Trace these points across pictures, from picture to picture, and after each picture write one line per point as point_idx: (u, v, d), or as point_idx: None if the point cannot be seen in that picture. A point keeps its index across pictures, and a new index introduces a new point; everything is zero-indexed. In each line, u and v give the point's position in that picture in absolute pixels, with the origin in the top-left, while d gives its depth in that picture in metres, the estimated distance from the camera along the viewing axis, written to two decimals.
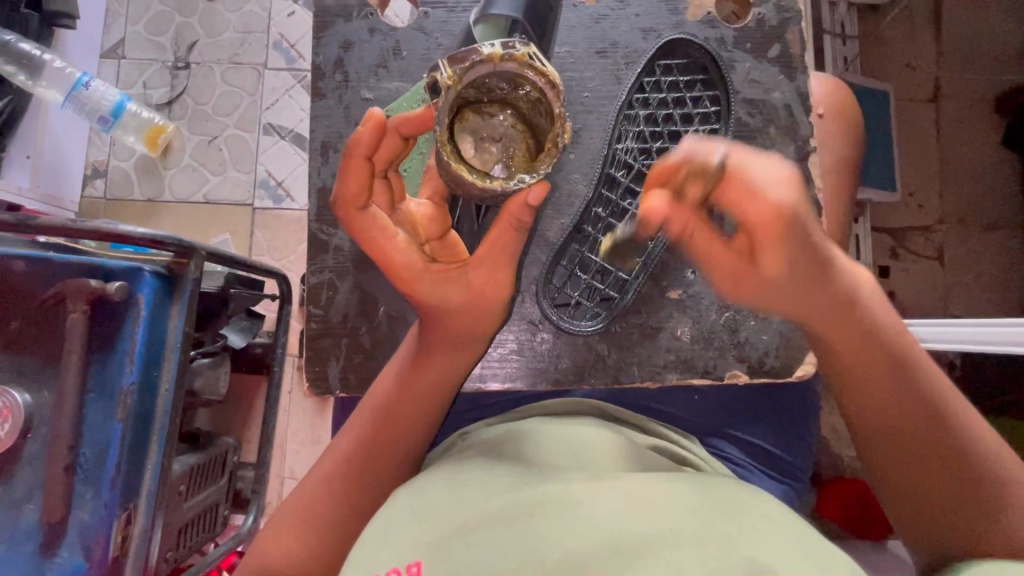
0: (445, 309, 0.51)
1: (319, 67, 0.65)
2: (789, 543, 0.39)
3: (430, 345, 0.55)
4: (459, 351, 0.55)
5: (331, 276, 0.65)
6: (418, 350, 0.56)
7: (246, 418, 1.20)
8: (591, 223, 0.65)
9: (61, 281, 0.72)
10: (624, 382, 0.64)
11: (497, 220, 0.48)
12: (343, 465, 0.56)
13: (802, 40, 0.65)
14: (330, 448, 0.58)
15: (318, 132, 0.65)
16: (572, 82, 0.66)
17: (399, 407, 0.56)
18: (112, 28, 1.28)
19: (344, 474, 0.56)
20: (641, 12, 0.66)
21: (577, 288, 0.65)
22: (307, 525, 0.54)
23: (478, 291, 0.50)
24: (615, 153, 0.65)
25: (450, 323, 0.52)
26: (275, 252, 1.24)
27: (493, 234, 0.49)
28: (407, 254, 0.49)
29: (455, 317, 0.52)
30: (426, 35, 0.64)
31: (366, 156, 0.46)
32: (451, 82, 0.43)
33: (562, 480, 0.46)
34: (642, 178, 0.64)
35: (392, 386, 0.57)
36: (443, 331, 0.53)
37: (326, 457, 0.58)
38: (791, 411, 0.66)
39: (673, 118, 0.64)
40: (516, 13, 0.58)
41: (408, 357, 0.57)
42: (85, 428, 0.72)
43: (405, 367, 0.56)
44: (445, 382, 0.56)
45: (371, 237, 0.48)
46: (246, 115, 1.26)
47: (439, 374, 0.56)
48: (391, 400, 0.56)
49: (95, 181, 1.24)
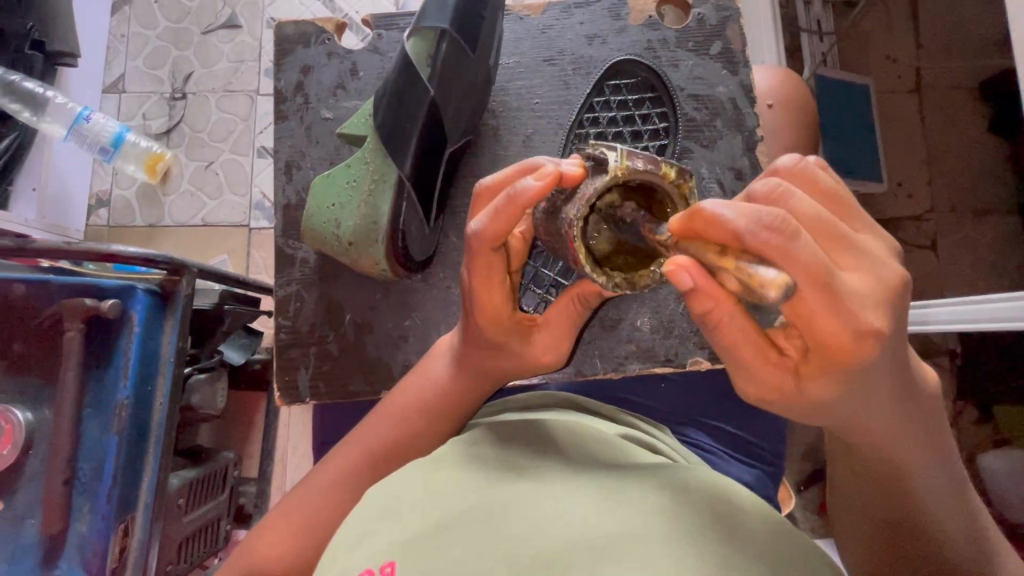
0: (502, 360, 0.57)
1: (282, 91, 0.68)
2: (747, 538, 0.40)
3: (474, 376, 0.59)
4: (486, 381, 0.59)
5: (298, 288, 0.67)
6: (460, 389, 0.59)
7: (245, 435, 1.22)
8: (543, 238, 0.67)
9: (58, 301, 0.75)
10: (587, 374, 0.65)
11: (566, 292, 0.54)
12: (343, 473, 0.57)
13: (741, 38, 0.67)
14: (331, 459, 0.59)
15: (282, 152, 0.68)
16: (522, 90, 0.68)
17: (421, 430, 0.58)
18: (112, 65, 1.34)
19: (344, 481, 0.57)
20: (585, 20, 0.68)
21: (531, 302, 0.67)
22: (305, 534, 0.55)
23: (539, 352, 0.56)
24: None
25: (493, 363, 0.58)
26: (269, 270, 1.27)
27: (558, 305, 0.55)
28: (503, 305, 0.53)
29: (501, 356, 0.57)
30: (381, 56, 0.67)
31: (524, 208, 0.44)
32: (621, 173, 0.41)
33: (535, 478, 0.45)
34: None
35: (413, 407, 0.59)
36: (484, 369, 0.58)
37: (330, 464, 0.58)
38: None
39: (622, 135, 0.65)
40: (445, 23, 0.56)
41: (450, 388, 0.59)
42: (82, 443, 0.75)
43: (429, 390, 0.59)
44: (466, 405, 0.60)
45: (484, 278, 0.50)
46: (239, 140, 1.31)
47: (472, 403, 0.60)
48: (410, 416, 0.59)
49: (98, 211, 1.29)
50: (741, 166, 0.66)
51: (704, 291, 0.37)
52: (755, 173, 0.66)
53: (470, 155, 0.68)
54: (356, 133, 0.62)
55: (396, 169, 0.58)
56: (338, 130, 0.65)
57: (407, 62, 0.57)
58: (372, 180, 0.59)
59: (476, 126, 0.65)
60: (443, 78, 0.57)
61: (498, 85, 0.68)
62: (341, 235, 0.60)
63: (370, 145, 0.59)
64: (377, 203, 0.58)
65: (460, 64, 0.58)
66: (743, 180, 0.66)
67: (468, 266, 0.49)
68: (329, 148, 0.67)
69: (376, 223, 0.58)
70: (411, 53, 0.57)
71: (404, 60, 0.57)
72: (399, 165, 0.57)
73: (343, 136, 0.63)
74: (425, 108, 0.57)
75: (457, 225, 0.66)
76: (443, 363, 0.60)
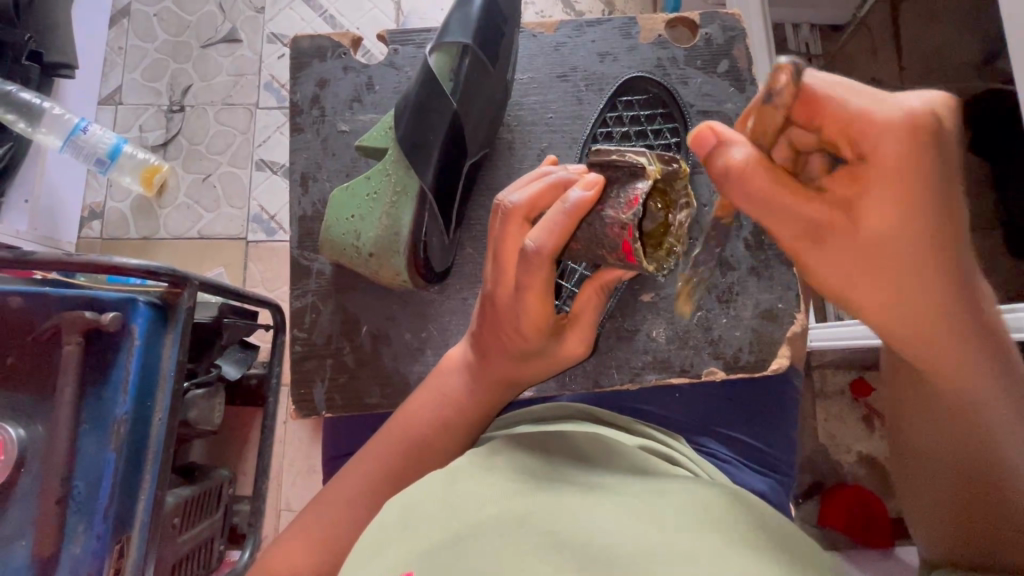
0: (530, 368, 0.59)
1: (297, 103, 0.68)
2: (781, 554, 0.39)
3: (493, 387, 0.59)
4: (506, 389, 0.60)
5: (313, 299, 0.67)
6: (481, 398, 0.59)
7: (242, 452, 1.19)
8: None
9: (56, 314, 0.73)
10: (604, 385, 0.66)
11: (588, 285, 0.57)
12: (363, 485, 0.56)
13: (747, 57, 0.69)
14: (348, 472, 0.57)
15: (298, 164, 0.68)
16: (536, 105, 0.70)
17: (438, 445, 0.57)
18: (109, 76, 1.33)
19: (367, 494, 0.55)
20: (597, 38, 0.70)
21: None
22: (327, 546, 0.53)
23: (570, 348, 0.59)
24: None
25: (517, 370, 0.59)
26: (269, 283, 1.26)
27: (584, 297, 0.58)
28: (544, 310, 0.55)
29: (533, 362, 0.59)
30: (397, 71, 0.68)
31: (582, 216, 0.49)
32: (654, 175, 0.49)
33: (554, 494, 0.45)
34: None
35: (432, 421, 0.58)
36: (507, 378, 0.59)
37: (345, 479, 0.56)
38: (773, 404, 0.65)
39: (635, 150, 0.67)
40: (467, 39, 0.58)
41: (473, 397, 0.59)
42: (78, 461, 0.73)
43: (449, 407, 0.59)
44: (485, 416, 0.60)
45: (538, 287, 0.53)
46: (238, 152, 1.31)
47: (491, 411, 0.60)
48: (427, 437, 0.57)
49: (91, 223, 1.27)
50: None
51: (733, 148, 0.42)
52: None
53: (486, 169, 0.68)
54: (374, 146, 0.62)
55: (417, 180, 0.58)
56: (356, 143, 0.65)
57: (430, 75, 0.58)
58: (394, 192, 0.59)
59: (492, 139, 0.66)
60: (464, 91, 0.58)
61: (514, 100, 0.69)
62: (362, 246, 0.60)
63: (391, 157, 0.60)
64: (398, 214, 0.58)
65: (479, 78, 0.59)
66: None
67: (525, 281, 0.53)
68: (346, 160, 0.67)
69: (396, 234, 0.59)
70: (434, 68, 0.58)
71: (426, 72, 0.58)
72: (421, 176, 0.57)
73: (361, 148, 0.63)
74: (447, 121, 0.57)
75: (474, 238, 0.67)
76: (458, 380, 0.60)
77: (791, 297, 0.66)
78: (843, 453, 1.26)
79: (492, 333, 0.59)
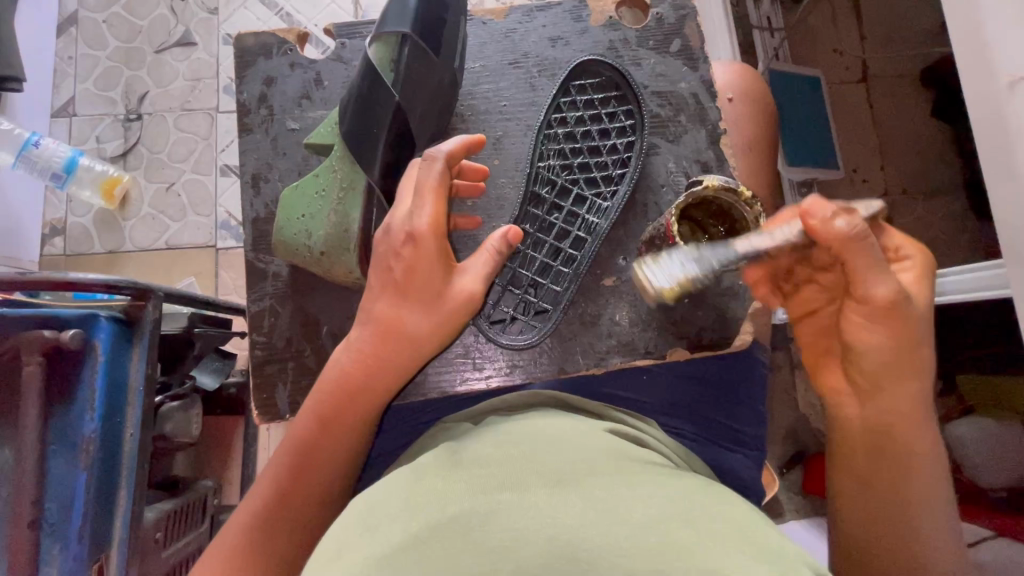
0: (414, 312, 0.55)
1: (245, 103, 0.67)
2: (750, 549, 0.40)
3: (378, 349, 0.56)
4: (394, 350, 0.56)
5: (272, 302, 0.66)
6: (373, 362, 0.56)
7: (223, 463, 1.18)
8: (520, 238, 0.66)
9: (13, 335, 0.71)
10: (570, 371, 0.66)
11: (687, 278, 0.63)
12: (254, 516, 0.54)
13: (699, 34, 0.69)
14: (256, 487, 0.56)
15: (249, 165, 0.66)
16: (489, 93, 0.69)
17: (322, 443, 0.56)
18: (61, 88, 1.29)
19: (257, 525, 0.54)
20: (548, 23, 0.69)
21: (511, 304, 0.66)
22: (240, 559, 0.53)
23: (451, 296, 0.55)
24: (538, 171, 0.66)
25: (400, 331, 0.55)
26: (240, 290, 1.24)
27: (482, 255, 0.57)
28: (433, 244, 0.54)
29: (408, 305, 0.55)
30: (345, 64, 0.67)
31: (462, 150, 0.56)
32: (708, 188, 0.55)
33: (516, 491, 0.44)
34: (567, 193, 0.66)
35: (311, 420, 0.56)
36: (393, 341, 0.55)
37: (240, 513, 0.55)
38: (731, 381, 0.67)
39: (590, 134, 0.66)
40: (406, 27, 0.57)
41: (359, 364, 0.56)
42: (49, 483, 0.71)
43: (337, 380, 0.56)
44: (374, 394, 0.57)
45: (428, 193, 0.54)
46: (200, 159, 1.28)
47: (380, 377, 0.56)
48: (312, 434, 0.56)
49: (53, 240, 1.24)
50: (706, 158, 0.68)
51: None
52: (720, 165, 0.68)
53: None
54: (325, 142, 0.61)
55: (366, 176, 0.57)
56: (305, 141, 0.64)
57: (371, 68, 0.57)
58: (342, 188, 0.58)
59: (444, 130, 0.65)
60: (406, 82, 0.57)
61: (465, 90, 0.69)
62: (313, 245, 0.59)
63: (337, 153, 0.59)
64: (347, 211, 0.58)
65: (423, 69, 0.58)
66: (709, 171, 0.68)
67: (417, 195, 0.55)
68: (298, 158, 0.66)
69: (347, 231, 0.58)
70: (374, 59, 0.58)
71: (367, 64, 0.57)
72: (368, 172, 0.57)
73: (310, 146, 0.62)
74: (391, 113, 0.57)
75: None
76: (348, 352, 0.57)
77: None
78: (824, 421, 1.28)
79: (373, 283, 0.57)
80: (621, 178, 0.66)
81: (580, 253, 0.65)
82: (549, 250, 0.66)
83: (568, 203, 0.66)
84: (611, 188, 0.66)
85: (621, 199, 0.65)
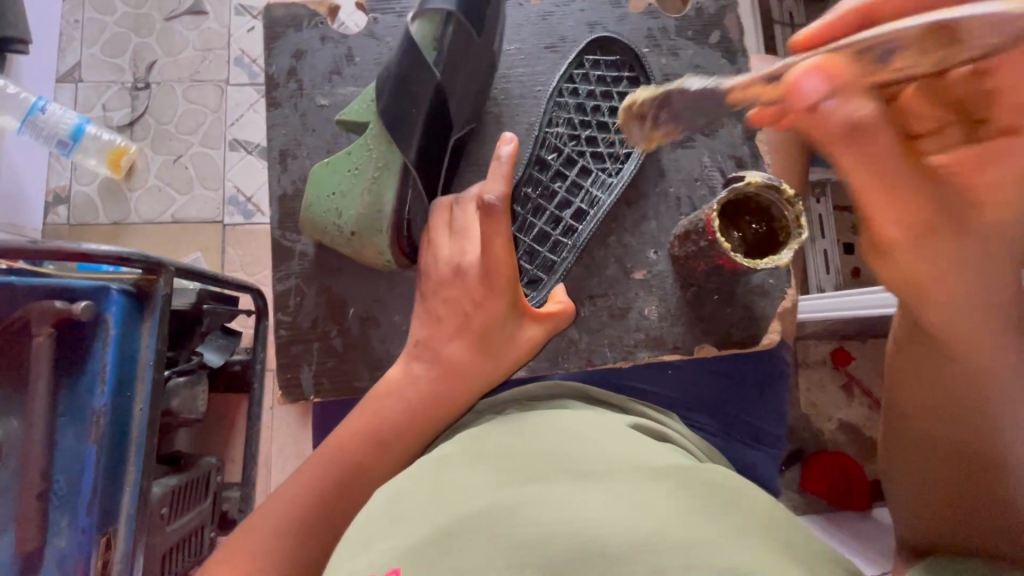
0: (483, 363, 0.58)
1: (273, 76, 0.65)
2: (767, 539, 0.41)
3: (441, 382, 0.57)
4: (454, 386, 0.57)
5: (298, 282, 0.65)
6: (434, 396, 0.57)
7: (227, 439, 1.18)
8: (520, 203, 0.64)
9: (21, 305, 0.70)
10: (597, 364, 0.65)
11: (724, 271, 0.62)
12: (285, 528, 0.51)
13: (739, 27, 0.68)
14: (284, 491, 0.54)
15: (276, 141, 0.65)
16: (524, 78, 0.68)
17: (368, 465, 0.54)
18: (67, 52, 1.26)
19: (291, 534, 0.51)
20: (586, 7, 0.68)
21: None
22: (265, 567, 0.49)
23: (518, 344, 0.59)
24: (546, 136, 0.64)
25: (465, 372, 0.58)
26: (247, 267, 1.22)
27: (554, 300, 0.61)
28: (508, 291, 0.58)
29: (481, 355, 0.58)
30: (378, 41, 0.65)
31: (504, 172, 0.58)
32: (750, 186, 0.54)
33: (543, 483, 0.44)
34: (573, 163, 0.65)
35: (366, 442, 0.55)
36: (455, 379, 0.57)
37: (265, 516, 0.52)
38: (760, 378, 0.68)
39: (602, 109, 0.65)
40: (451, 6, 0.55)
41: (420, 392, 0.57)
42: (57, 455, 0.71)
43: (391, 406, 0.56)
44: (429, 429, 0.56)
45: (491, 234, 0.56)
46: (209, 132, 1.25)
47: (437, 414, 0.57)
48: (362, 458, 0.55)
49: (57, 208, 1.22)
50: (742, 154, 0.67)
51: None
52: (756, 163, 0.67)
53: (474, 145, 0.67)
54: (357, 118, 0.60)
55: (400, 155, 0.56)
56: (336, 118, 0.63)
57: (413, 45, 0.55)
58: (377, 167, 0.57)
59: (480, 114, 0.64)
60: (449, 64, 0.56)
61: (500, 72, 0.67)
62: (342, 224, 0.59)
63: (372, 130, 0.58)
64: (380, 190, 0.57)
65: (465, 49, 0.56)
66: (744, 168, 0.67)
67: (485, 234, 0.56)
68: (327, 136, 0.65)
69: (380, 211, 0.57)
70: (416, 37, 0.56)
71: (410, 41, 0.55)
72: (404, 150, 0.56)
73: (343, 123, 0.61)
74: (430, 95, 0.55)
75: None
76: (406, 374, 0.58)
77: (781, 272, 0.65)
78: (824, 421, 1.30)
79: (438, 313, 0.60)
80: (627, 157, 0.66)
81: (581, 225, 0.65)
82: (548, 218, 0.65)
83: (574, 172, 0.65)
84: (617, 165, 0.66)
85: (626, 175, 0.65)
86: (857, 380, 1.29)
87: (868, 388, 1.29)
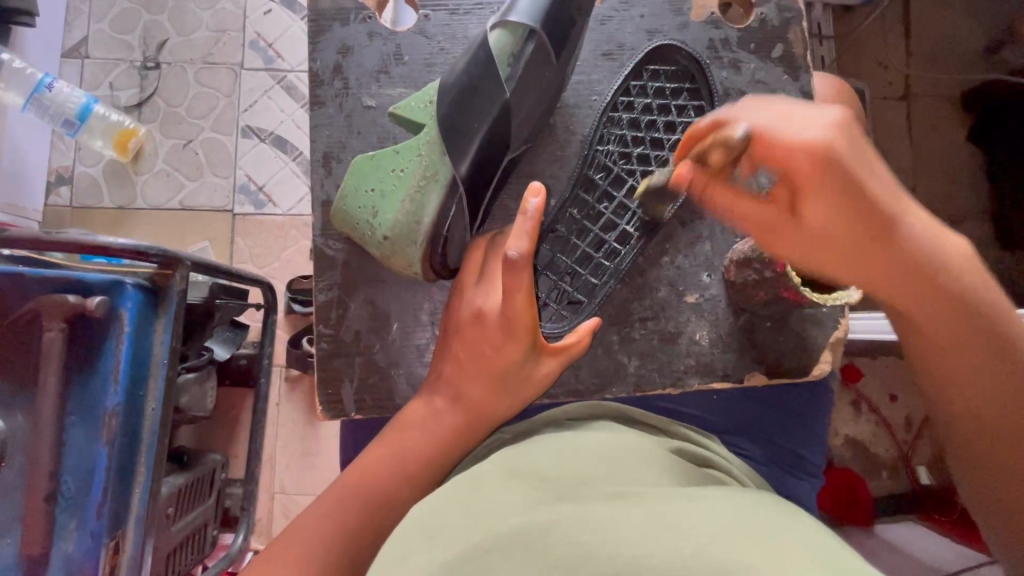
0: (503, 403, 0.56)
1: (318, 72, 0.62)
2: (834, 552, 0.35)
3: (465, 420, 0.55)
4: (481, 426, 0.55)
5: (339, 292, 0.63)
6: (456, 436, 0.55)
7: (231, 435, 1.15)
8: (564, 223, 0.63)
9: (34, 298, 0.67)
10: (646, 390, 0.64)
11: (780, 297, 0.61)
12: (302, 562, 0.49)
13: (803, 41, 0.66)
14: (307, 521, 0.52)
15: (320, 142, 0.62)
16: (580, 86, 0.66)
17: (393, 504, 0.53)
18: (73, 27, 1.21)
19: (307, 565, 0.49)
20: (646, 13, 0.66)
21: (546, 288, 0.63)
22: None
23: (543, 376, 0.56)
24: (595, 154, 0.63)
25: (487, 407, 0.55)
26: (256, 259, 1.19)
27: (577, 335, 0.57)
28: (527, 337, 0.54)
29: (503, 392, 0.55)
30: (428, 39, 0.62)
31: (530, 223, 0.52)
32: None
33: (578, 501, 0.42)
34: (622, 183, 0.63)
35: (392, 475, 0.53)
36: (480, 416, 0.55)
37: (283, 544, 0.51)
38: (804, 407, 0.67)
39: (658, 125, 0.63)
40: (536, 23, 0.52)
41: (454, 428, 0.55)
42: (66, 455, 0.68)
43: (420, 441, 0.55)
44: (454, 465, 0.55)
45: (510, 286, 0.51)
46: (221, 117, 1.21)
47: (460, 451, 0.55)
48: (387, 494, 0.53)
49: (59, 190, 1.17)
50: None
51: None
52: None
53: (527, 155, 0.65)
54: (409, 115, 0.57)
55: (450, 169, 0.53)
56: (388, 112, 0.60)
57: (489, 57, 0.53)
58: (422, 176, 0.54)
59: (541, 127, 0.62)
60: (520, 82, 0.54)
61: None
62: (377, 226, 0.56)
63: (427, 136, 0.55)
64: (422, 201, 0.54)
65: (541, 67, 0.54)
66: None
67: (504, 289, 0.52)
68: (372, 138, 0.62)
69: (419, 221, 0.54)
70: (494, 48, 0.53)
71: (485, 52, 0.53)
72: (456, 164, 0.53)
73: (393, 116, 0.58)
74: (496, 106, 0.53)
75: None
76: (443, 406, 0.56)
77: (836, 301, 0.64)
78: (831, 436, 1.30)
79: (460, 352, 0.56)
80: None
81: (624, 249, 0.63)
82: (592, 240, 0.63)
83: (621, 193, 0.63)
84: None
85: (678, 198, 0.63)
86: (865, 397, 1.29)
87: (876, 406, 1.29)
